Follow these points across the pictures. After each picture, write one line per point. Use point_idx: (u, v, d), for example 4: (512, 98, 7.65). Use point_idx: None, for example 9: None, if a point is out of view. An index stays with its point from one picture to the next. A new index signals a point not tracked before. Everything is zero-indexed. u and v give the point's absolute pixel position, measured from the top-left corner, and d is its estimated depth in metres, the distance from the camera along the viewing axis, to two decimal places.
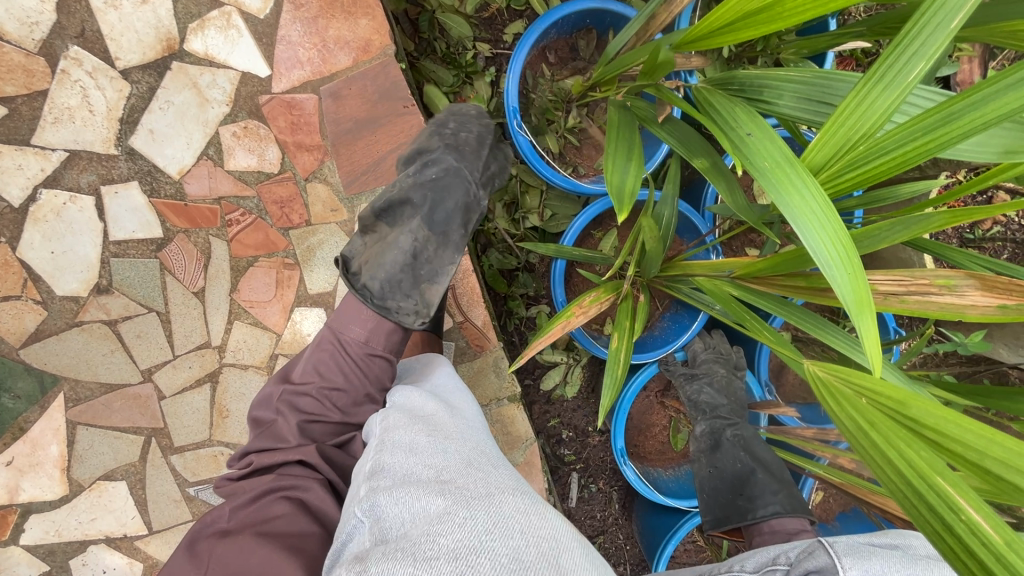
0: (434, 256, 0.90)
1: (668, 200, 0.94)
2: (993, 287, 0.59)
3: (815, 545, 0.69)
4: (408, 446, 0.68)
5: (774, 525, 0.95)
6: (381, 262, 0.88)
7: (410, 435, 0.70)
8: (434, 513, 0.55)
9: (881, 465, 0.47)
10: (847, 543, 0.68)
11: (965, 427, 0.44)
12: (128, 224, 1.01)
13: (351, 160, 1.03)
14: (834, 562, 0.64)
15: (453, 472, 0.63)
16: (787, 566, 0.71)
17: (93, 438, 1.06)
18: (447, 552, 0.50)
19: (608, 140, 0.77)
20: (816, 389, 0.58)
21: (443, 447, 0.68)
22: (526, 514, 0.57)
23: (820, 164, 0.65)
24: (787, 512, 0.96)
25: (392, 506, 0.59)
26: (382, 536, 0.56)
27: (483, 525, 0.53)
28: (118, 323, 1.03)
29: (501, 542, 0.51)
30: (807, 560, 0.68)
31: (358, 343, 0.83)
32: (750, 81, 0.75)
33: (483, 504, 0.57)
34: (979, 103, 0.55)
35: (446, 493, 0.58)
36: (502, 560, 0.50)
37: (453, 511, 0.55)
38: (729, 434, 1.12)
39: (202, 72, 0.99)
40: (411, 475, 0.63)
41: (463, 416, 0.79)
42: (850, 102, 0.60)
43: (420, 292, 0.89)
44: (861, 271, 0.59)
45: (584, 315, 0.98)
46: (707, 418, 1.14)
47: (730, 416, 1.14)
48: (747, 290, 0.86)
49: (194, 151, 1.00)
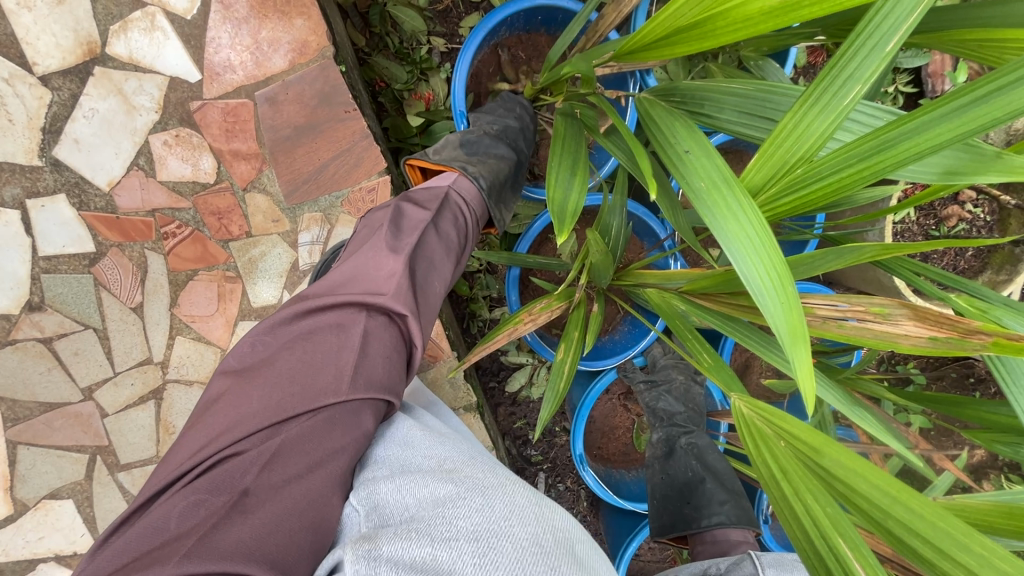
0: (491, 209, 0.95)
1: (615, 210, 0.93)
2: (925, 318, 0.56)
3: (744, 556, 0.69)
4: (403, 440, 0.62)
5: (716, 535, 0.94)
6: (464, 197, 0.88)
7: (403, 429, 0.65)
8: (441, 497, 0.50)
9: (790, 518, 0.46)
10: (774, 554, 0.69)
11: (874, 483, 0.42)
12: (58, 238, 0.96)
13: (292, 168, 0.98)
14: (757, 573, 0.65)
15: (457, 461, 0.58)
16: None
17: (34, 458, 1.03)
18: (466, 534, 0.45)
19: (552, 152, 0.74)
20: (741, 428, 0.56)
21: (441, 441, 0.63)
22: (537, 505, 0.50)
23: (757, 185, 0.62)
24: (731, 522, 0.95)
25: (393, 494, 0.53)
26: (384, 522, 0.50)
27: (501, 511, 0.48)
28: (54, 341, 1.00)
29: (521, 526, 0.46)
30: (734, 571, 0.68)
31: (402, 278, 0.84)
32: (692, 92, 0.72)
33: (498, 489, 0.51)
34: (914, 132, 0.52)
35: (456, 480, 0.53)
36: (525, 543, 0.44)
37: (466, 495, 0.50)
38: (683, 441, 1.10)
39: (127, 77, 0.94)
40: (411, 465, 0.57)
41: (441, 424, 0.76)
42: (787, 123, 0.57)
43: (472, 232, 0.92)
44: (795, 301, 0.56)
45: (533, 321, 0.95)
46: (664, 426, 1.13)
47: (687, 424, 1.13)
48: (695, 306, 0.84)
49: (124, 161, 0.96)
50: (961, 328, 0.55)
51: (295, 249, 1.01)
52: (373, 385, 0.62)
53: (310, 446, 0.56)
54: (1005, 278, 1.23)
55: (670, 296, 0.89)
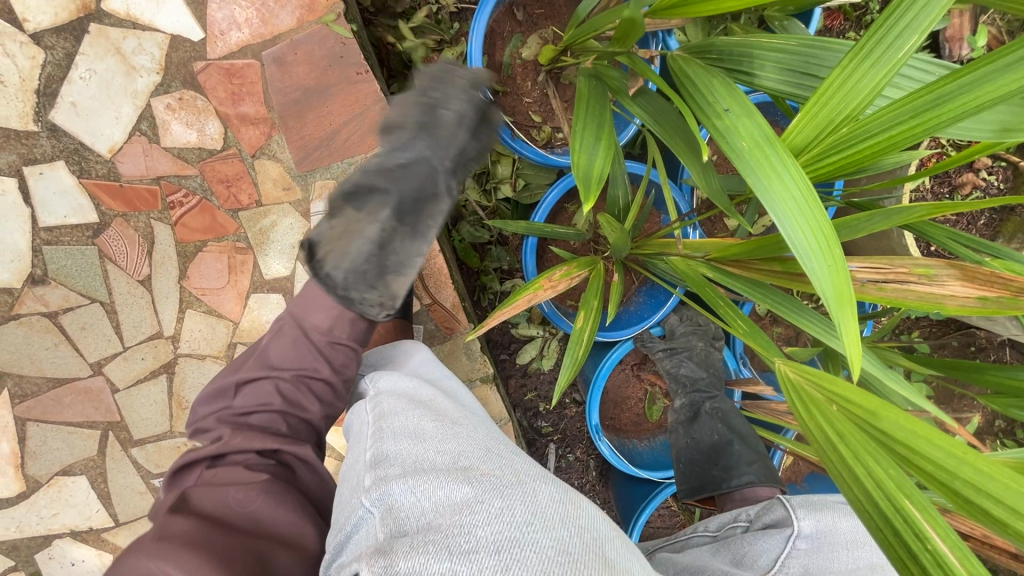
0: (401, 246, 0.76)
1: (618, 181, 0.94)
2: (974, 277, 0.56)
3: (774, 501, 0.68)
4: (413, 434, 0.64)
5: (746, 493, 0.96)
6: (346, 250, 0.74)
7: (414, 421, 0.66)
8: (461, 500, 0.51)
9: (849, 481, 0.45)
10: (802, 496, 0.68)
11: (939, 445, 0.42)
12: (59, 208, 0.92)
13: (301, 134, 0.94)
14: (789, 514, 0.64)
15: (472, 458, 0.59)
16: (747, 524, 0.69)
17: (45, 434, 1.01)
18: (487, 545, 0.45)
19: (576, 116, 0.70)
20: (787, 392, 0.56)
21: (451, 433, 0.64)
22: (560, 504, 0.53)
23: (800, 145, 0.59)
24: (761, 482, 0.96)
25: (408, 495, 0.54)
26: (399, 529, 0.51)
27: (522, 517, 0.49)
28: (60, 315, 0.97)
29: (545, 533, 0.47)
30: (765, 514, 0.67)
31: (320, 331, 0.76)
32: (729, 49, 0.68)
33: (515, 491, 0.53)
34: (973, 85, 0.50)
35: (473, 481, 0.54)
36: (549, 553, 0.45)
37: (485, 500, 0.51)
38: (708, 406, 1.11)
39: (125, 35, 0.89)
40: (423, 463, 0.58)
41: (455, 405, 0.76)
42: (835, 78, 0.54)
43: (386, 283, 0.77)
44: (842, 264, 0.54)
45: (553, 289, 0.94)
46: (687, 392, 1.13)
47: (710, 389, 1.14)
48: (722, 272, 0.83)
49: (125, 126, 0.91)
50: (1012, 287, 0.54)
51: (308, 219, 0.98)
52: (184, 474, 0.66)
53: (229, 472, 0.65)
54: (1017, 246, 1.23)
55: (696, 264, 0.88)
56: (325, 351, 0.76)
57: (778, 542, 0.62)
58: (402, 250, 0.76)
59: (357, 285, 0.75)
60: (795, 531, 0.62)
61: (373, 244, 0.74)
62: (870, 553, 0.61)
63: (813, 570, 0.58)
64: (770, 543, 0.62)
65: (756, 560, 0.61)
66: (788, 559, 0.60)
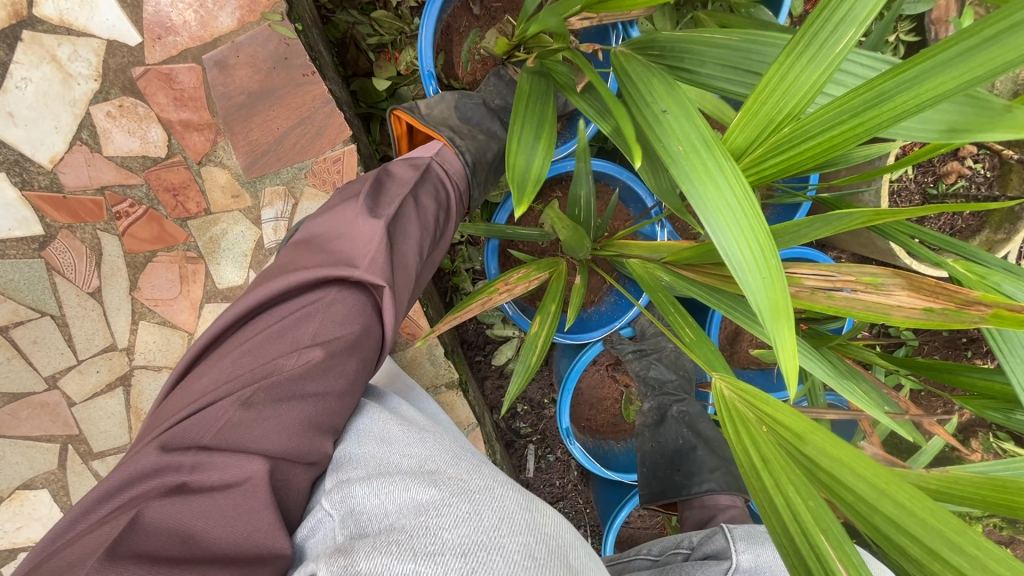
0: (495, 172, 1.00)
1: (582, 178, 0.83)
2: (920, 289, 0.52)
3: (717, 530, 0.65)
4: (380, 437, 0.60)
5: (705, 500, 0.94)
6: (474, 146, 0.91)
7: (380, 425, 0.63)
8: (424, 502, 0.47)
9: (768, 509, 0.43)
10: (747, 527, 0.65)
11: (860, 474, 0.39)
12: (2, 221, 0.90)
13: (248, 139, 0.91)
14: (729, 546, 0.61)
15: (439, 461, 0.55)
16: (688, 551, 0.67)
17: (4, 449, 1.00)
18: (451, 548, 0.42)
19: (515, 114, 0.68)
20: (721, 410, 0.53)
21: (419, 438, 0.61)
22: (528, 512, 0.47)
23: (739, 148, 0.57)
24: (722, 489, 0.95)
25: (370, 498, 0.51)
26: (360, 531, 0.48)
27: (490, 519, 0.45)
28: (11, 329, 0.95)
29: (511, 537, 0.43)
30: (706, 544, 0.65)
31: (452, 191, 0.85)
32: (671, 45, 0.65)
33: (484, 494, 0.49)
34: (913, 81, 0.46)
35: (439, 483, 0.50)
36: (517, 557, 0.42)
37: (451, 501, 0.47)
38: (674, 410, 1.08)
39: (59, 41, 0.86)
40: (389, 466, 0.55)
41: (423, 415, 0.74)
42: (771, 77, 0.51)
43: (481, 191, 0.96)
44: (776, 276, 0.51)
45: (508, 292, 0.91)
46: (655, 394, 1.10)
47: (678, 392, 1.12)
48: (678, 276, 0.80)
49: (65, 136, 0.89)
50: (958, 298, 0.51)
51: (259, 227, 0.95)
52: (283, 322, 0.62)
53: (278, 371, 0.58)
54: (1004, 238, 1.18)
55: (654, 267, 0.85)
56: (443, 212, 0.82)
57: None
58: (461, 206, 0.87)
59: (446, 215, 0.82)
60: (733, 564, 0.59)
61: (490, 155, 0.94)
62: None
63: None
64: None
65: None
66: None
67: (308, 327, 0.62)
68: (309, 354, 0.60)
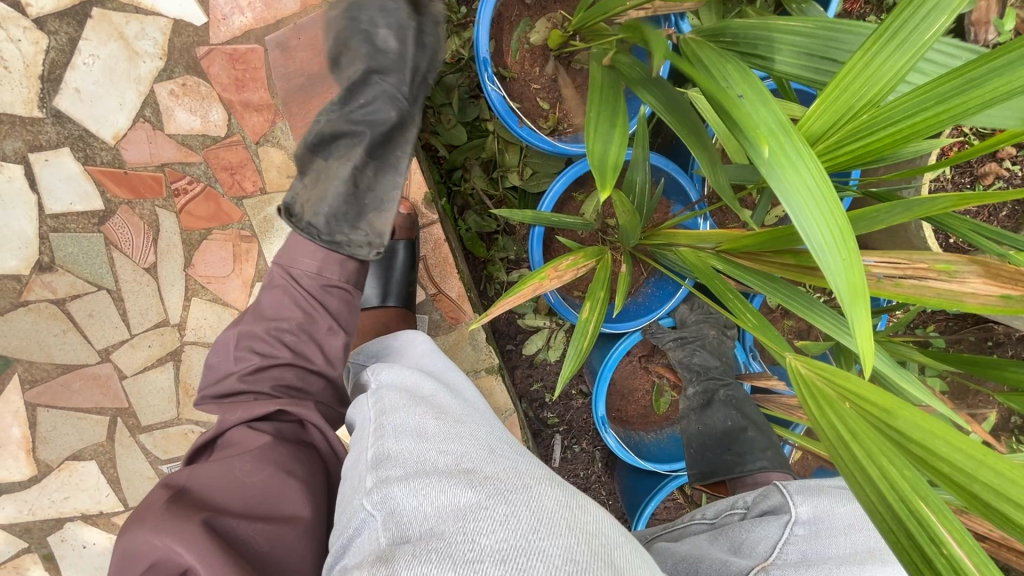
0: (374, 182, 0.85)
1: (639, 164, 0.84)
2: (997, 275, 0.54)
3: (770, 488, 0.70)
4: (415, 432, 0.63)
5: (758, 478, 0.96)
6: (322, 197, 0.82)
7: (415, 418, 0.65)
8: (462, 507, 0.50)
9: (862, 482, 0.43)
10: (798, 483, 0.71)
11: (956, 445, 0.40)
12: (65, 195, 0.92)
13: (306, 120, 0.93)
14: (786, 501, 0.67)
15: (475, 459, 0.58)
16: (744, 510, 0.72)
17: (55, 420, 1.02)
18: (490, 556, 0.44)
19: (590, 104, 0.67)
20: (798, 387, 0.54)
21: (454, 432, 0.63)
22: (567, 508, 0.50)
23: (816, 134, 0.58)
24: (773, 467, 0.97)
25: (409, 499, 0.53)
26: (402, 534, 0.50)
27: (528, 523, 0.47)
28: (67, 302, 0.97)
29: (550, 538, 0.45)
30: (762, 501, 0.70)
31: (310, 276, 0.78)
32: (744, 32, 0.65)
33: (520, 495, 0.51)
34: (1005, 70, 0.47)
35: (475, 485, 0.52)
36: (556, 560, 0.43)
37: (487, 505, 0.49)
38: (721, 393, 1.13)
39: (128, 20, 0.88)
40: (426, 464, 0.57)
41: (459, 399, 0.75)
42: (856, 63, 0.52)
43: (367, 223, 0.84)
44: (856, 258, 0.52)
45: (559, 278, 0.93)
46: (701, 379, 1.15)
47: (723, 377, 1.17)
48: (732, 265, 0.81)
49: (129, 112, 0.90)
50: None
51: None
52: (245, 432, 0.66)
53: (218, 464, 0.61)
54: None
55: (706, 256, 0.86)
56: (317, 295, 0.78)
57: (776, 529, 0.64)
58: (378, 186, 0.85)
59: (341, 228, 0.82)
60: (793, 517, 0.64)
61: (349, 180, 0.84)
62: (867, 537, 0.64)
63: (811, 555, 0.60)
64: (768, 531, 0.64)
65: (754, 548, 0.63)
66: (786, 545, 0.62)
67: (234, 425, 0.67)
68: (248, 438, 0.65)
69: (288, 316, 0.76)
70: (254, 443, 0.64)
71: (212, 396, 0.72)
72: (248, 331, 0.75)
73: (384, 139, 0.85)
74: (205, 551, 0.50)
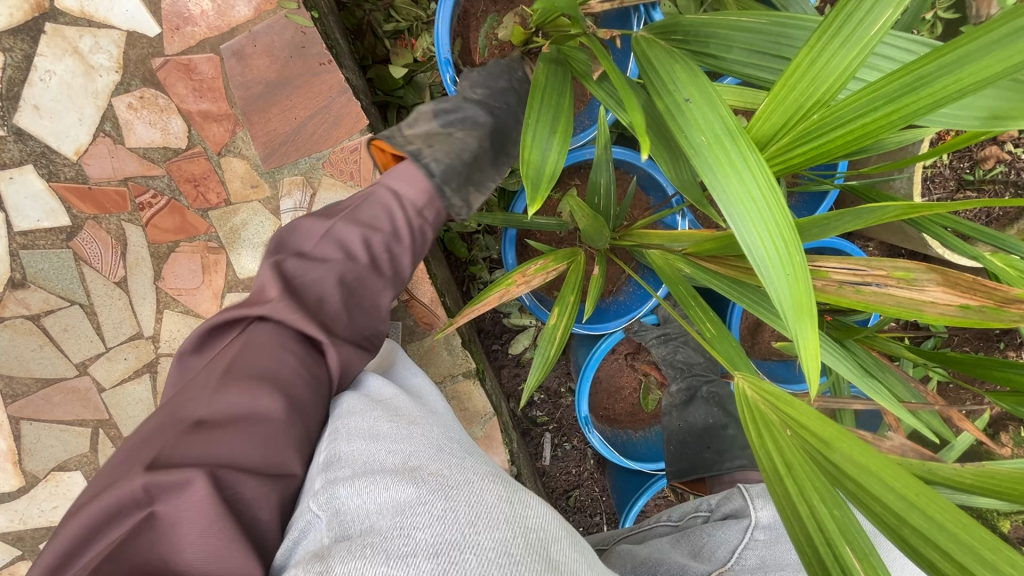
0: (484, 167, 0.84)
1: (602, 165, 0.82)
2: (956, 285, 0.50)
3: (733, 491, 0.70)
4: (367, 433, 0.56)
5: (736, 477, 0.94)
6: (444, 149, 0.80)
7: (370, 420, 0.59)
8: (402, 502, 0.43)
9: (788, 513, 0.43)
10: (760, 486, 0.71)
11: (888, 485, 0.39)
12: (32, 212, 0.92)
13: (267, 129, 0.91)
14: (747, 504, 0.66)
15: (423, 457, 0.51)
16: (706, 513, 0.71)
17: (39, 432, 1.03)
18: (425, 550, 0.38)
19: (530, 108, 0.64)
20: (742, 411, 0.52)
21: (407, 432, 0.56)
22: (510, 503, 0.44)
23: (767, 136, 0.54)
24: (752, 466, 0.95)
25: (353, 499, 0.47)
26: (343, 533, 0.44)
27: (465, 517, 0.41)
28: (42, 317, 0.98)
29: (488, 532, 0.39)
30: (724, 504, 0.69)
31: (412, 205, 0.77)
32: (695, 29, 0.62)
33: (462, 491, 0.44)
34: (956, 65, 0.43)
35: (419, 480, 0.46)
36: (491, 555, 0.38)
37: (428, 500, 0.43)
38: (704, 391, 1.12)
39: (81, 34, 0.87)
40: (373, 464, 0.51)
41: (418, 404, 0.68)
42: (801, 61, 0.49)
43: (467, 191, 0.81)
44: (803, 274, 0.50)
45: (527, 284, 0.90)
46: (684, 376, 1.14)
47: (706, 373, 1.16)
48: (701, 269, 0.77)
49: (89, 127, 0.90)
50: (997, 295, 0.49)
51: (278, 217, 0.95)
52: (276, 354, 0.61)
53: (236, 391, 0.56)
54: None
55: (675, 258, 0.82)
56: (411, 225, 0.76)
57: (737, 533, 0.63)
58: (484, 170, 0.84)
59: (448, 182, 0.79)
60: (754, 521, 0.64)
61: (466, 154, 0.82)
62: None
63: (770, 562, 0.60)
64: (729, 535, 0.63)
65: (714, 552, 0.62)
66: (746, 550, 0.61)
67: (268, 331, 0.63)
68: (277, 359, 0.60)
69: (381, 227, 0.74)
70: (279, 374, 0.59)
71: (280, 275, 0.67)
72: (337, 229, 0.73)
73: (504, 134, 0.87)
74: (209, 517, 0.45)
